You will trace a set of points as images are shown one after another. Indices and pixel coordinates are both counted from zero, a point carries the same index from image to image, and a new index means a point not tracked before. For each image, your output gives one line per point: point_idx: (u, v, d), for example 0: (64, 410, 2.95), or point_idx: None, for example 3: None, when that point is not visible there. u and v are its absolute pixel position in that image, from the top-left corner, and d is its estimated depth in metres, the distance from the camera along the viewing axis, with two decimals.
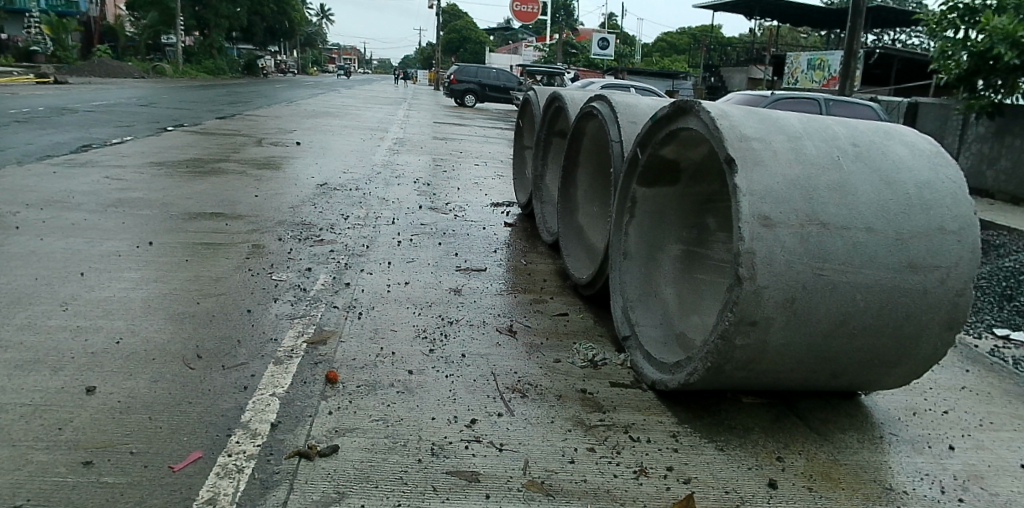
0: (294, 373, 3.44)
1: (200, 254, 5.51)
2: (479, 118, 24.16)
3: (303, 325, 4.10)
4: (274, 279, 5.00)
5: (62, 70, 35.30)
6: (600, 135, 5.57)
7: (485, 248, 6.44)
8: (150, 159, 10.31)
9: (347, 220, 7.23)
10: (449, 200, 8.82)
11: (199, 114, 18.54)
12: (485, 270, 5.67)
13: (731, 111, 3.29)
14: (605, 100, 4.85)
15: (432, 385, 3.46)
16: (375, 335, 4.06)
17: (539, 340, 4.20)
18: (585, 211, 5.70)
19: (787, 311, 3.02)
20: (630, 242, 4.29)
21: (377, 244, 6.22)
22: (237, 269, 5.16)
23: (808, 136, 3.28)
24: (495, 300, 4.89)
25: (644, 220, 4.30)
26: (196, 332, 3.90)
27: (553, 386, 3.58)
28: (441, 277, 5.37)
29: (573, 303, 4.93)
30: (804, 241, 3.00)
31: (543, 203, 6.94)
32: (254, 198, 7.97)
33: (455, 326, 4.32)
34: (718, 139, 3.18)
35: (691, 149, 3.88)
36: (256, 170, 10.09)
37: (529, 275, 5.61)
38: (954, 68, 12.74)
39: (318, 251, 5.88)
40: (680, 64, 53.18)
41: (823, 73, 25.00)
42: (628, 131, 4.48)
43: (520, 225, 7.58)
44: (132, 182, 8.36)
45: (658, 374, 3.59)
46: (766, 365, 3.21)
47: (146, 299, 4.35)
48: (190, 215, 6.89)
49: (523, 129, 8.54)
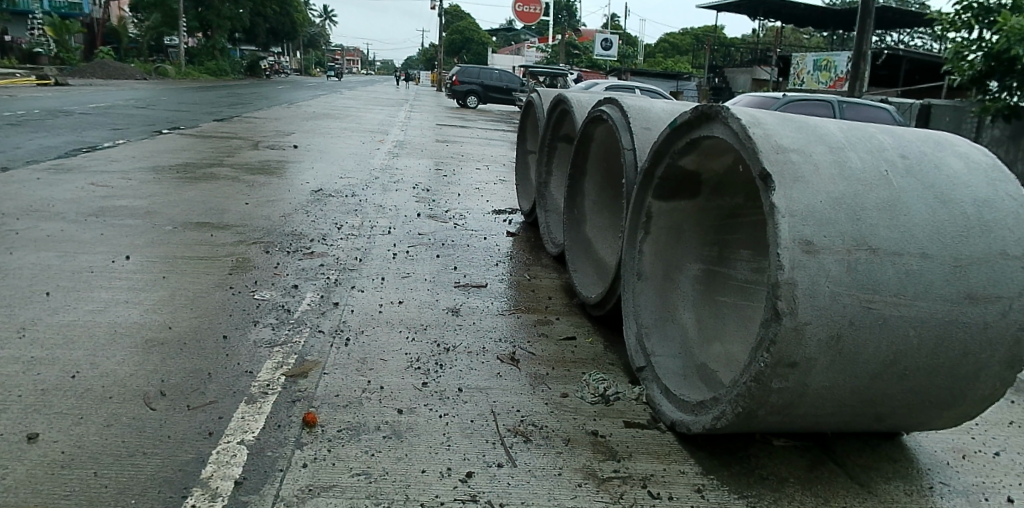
0: (268, 414, 3.06)
1: (181, 269, 5.13)
2: (481, 120, 23.76)
3: (283, 354, 3.71)
4: (256, 298, 4.61)
5: (62, 72, 34.94)
6: (609, 140, 5.14)
7: (486, 261, 6.04)
8: (140, 163, 9.92)
9: (340, 230, 6.84)
10: (449, 207, 8.42)
11: (196, 115, 18.21)
12: (485, 286, 5.27)
13: (763, 118, 2.88)
14: (615, 103, 4.44)
15: (424, 427, 3.07)
16: (362, 365, 3.67)
17: (543, 370, 3.80)
18: (593, 222, 5.30)
19: (831, 350, 2.64)
20: (645, 262, 3.88)
21: (371, 257, 5.83)
22: (217, 286, 4.77)
23: (852, 146, 2.87)
24: (496, 322, 4.49)
25: (660, 237, 3.89)
26: (163, 363, 3.51)
27: (561, 428, 3.20)
28: (438, 295, 4.97)
29: (581, 325, 4.53)
30: (850, 270, 2.61)
31: (547, 212, 6.55)
32: (245, 207, 7.58)
33: (452, 354, 3.91)
34: (750, 151, 2.77)
35: (714, 159, 3.47)
36: (249, 175, 9.70)
37: (532, 292, 5.21)
38: (967, 70, 12.15)
39: (307, 265, 5.48)
40: (683, 65, 52.76)
41: (829, 75, 24.58)
42: (642, 137, 4.06)
43: (523, 234, 7.19)
44: (118, 189, 7.98)
45: (680, 414, 3.20)
46: (804, 409, 2.82)
47: (112, 323, 3.97)
48: (174, 225, 6.51)
49: (526, 132, 8.13)
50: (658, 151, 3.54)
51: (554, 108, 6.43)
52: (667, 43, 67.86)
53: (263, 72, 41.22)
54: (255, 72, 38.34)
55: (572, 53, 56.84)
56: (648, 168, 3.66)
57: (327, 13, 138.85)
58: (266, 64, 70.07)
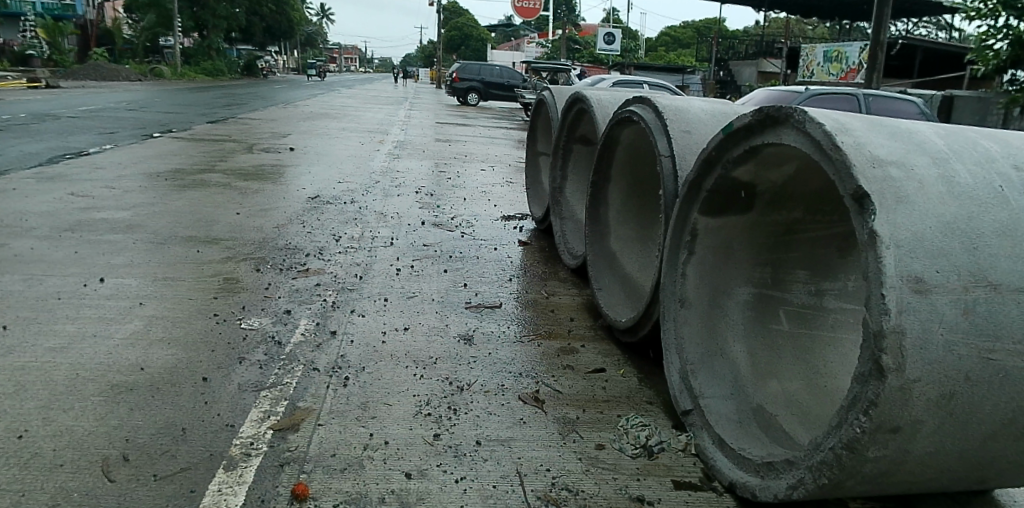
0: (250, 486, 2.55)
1: (160, 293, 4.63)
2: (483, 118, 23.24)
3: (272, 400, 3.20)
4: (243, 327, 4.09)
5: (55, 75, 34.43)
6: (638, 144, 4.61)
7: (498, 276, 5.53)
8: (126, 170, 9.40)
9: (339, 242, 6.33)
10: (455, 213, 7.90)
11: (190, 118, 17.67)
12: (499, 306, 4.76)
13: (849, 123, 2.37)
14: (647, 102, 3.94)
15: (436, 498, 2.56)
16: (364, 412, 3.15)
17: (574, 413, 3.29)
18: (618, 234, 4.81)
19: (942, 411, 2.11)
20: (688, 287, 3.36)
21: (372, 274, 5.32)
22: (199, 314, 4.26)
23: (956, 156, 2.34)
24: (515, 352, 3.98)
25: (706, 258, 3.36)
26: (129, 416, 3.00)
27: (600, 493, 2.69)
28: (448, 319, 4.44)
29: (610, 353, 4.03)
30: (969, 313, 2.07)
31: (562, 219, 6.07)
32: (235, 217, 7.06)
33: (466, 395, 3.40)
34: (836, 164, 2.25)
35: (774, 168, 2.95)
36: (242, 181, 9.18)
37: (552, 313, 4.71)
38: (992, 59, 11.65)
39: (301, 285, 4.97)
40: (686, 59, 52.13)
41: (840, 67, 23.99)
42: (682, 143, 3.55)
43: (536, 243, 6.68)
44: (101, 200, 7.46)
45: (741, 473, 2.69)
46: (902, 477, 2.30)
47: (75, 364, 3.46)
48: (157, 240, 6.00)
49: (537, 131, 7.61)
50: (708, 160, 3.03)
51: (570, 107, 5.91)
52: (668, 36, 67.23)
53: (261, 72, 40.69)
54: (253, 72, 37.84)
55: (572, 47, 56.31)
56: (695, 179, 3.14)
57: (324, 12, 137.97)
58: (264, 63, 69.49)
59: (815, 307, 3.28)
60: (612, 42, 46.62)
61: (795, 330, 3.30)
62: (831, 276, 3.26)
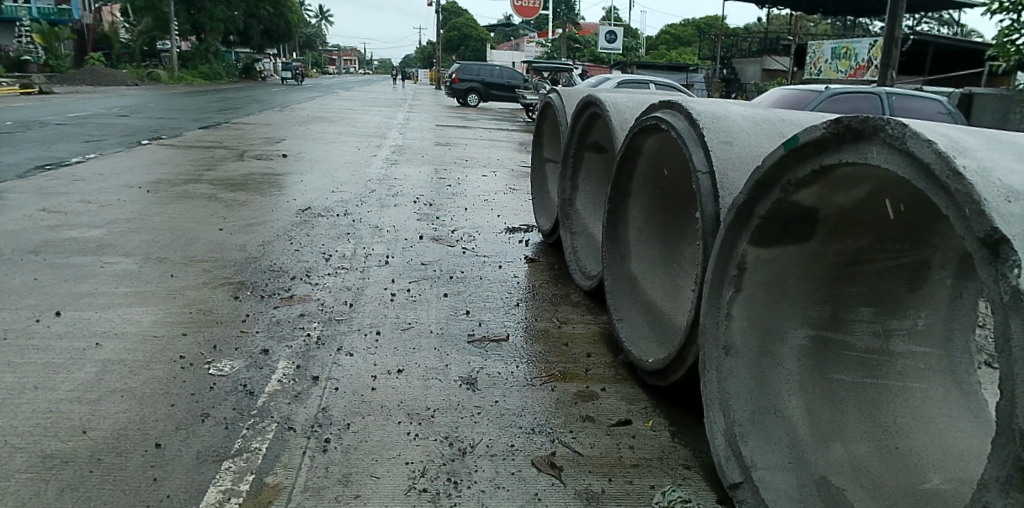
0: None
1: (120, 329, 4.08)
2: (484, 120, 22.70)
3: (234, 476, 2.66)
4: (212, 374, 3.54)
5: (50, 80, 33.92)
6: (662, 154, 4.06)
7: (504, 300, 4.98)
8: (105, 181, 8.85)
9: (329, 261, 5.80)
10: (455, 225, 7.37)
11: (182, 123, 17.11)
12: (506, 338, 4.22)
13: (964, 139, 1.83)
14: (678, 108, 3.41)
15: None
16: (345, 491, 2.61)
17: (598, 484, 2.76)
18: (639, 255, 4.29)
19: None
20: (736, 332, 2.84)
21: (363, 301, 4.79)
22: (161, 355, 3.71)
23: None
24: (526, 400, 3.45)
25: (757, 296, 2.83)
26: (57, 503, 2.46)
27: None
28: (448, 357, 3.89)
29: (636, 398, 3.51)
30: None
31: (572, 234, 5.56)
32: (218, 234, 6.53)
33: (469, 460, 2.87)
34: (956, 198, 1.71)
35: (847, 188, 2.42)
36: (229, 192, 8.64)
37: (565, 345, 4.18)
38: (1014, 54, 11.06)
39: (283, 316, 4.41)
40: (688, 57, 51.54)
41: (849, 64, 23.39)
42: (722, 157, 3.01)
43: (544, 259, 6.15)
44: (73, 216, 6.91)
45: None
46: None
47: (6, 428, 2.93)
48: (128, 263, 5.46)
49: (543, 136, 7.08)
50: (763, 181, 2.52)
51: (581, 112, 5.37)
52: (669, 34, 66.67)
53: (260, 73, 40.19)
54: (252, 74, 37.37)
55: (573, 47, 55.84)
56: (746, 204, 2.61)
57: (323, 13, 136.95)
58: (263, 66, 68.98)
59: (883, 353, 2.78)
60: (614, 40, 45.99)
61: (859, 380, 2.79)
62: (898, 313, 2.77)
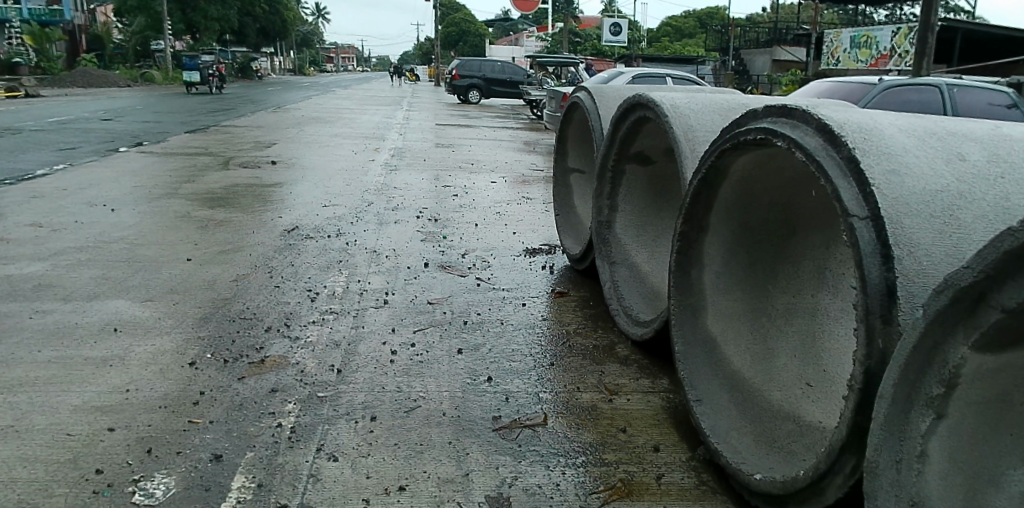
0: None
1: (27, 423, 3.04)
2: (487, 118, 21.68)
3: None
4: (135, 503, 2.50)
5: (40, 84, 32.86)
6: (754, 174, 3.02)
7: (533, 357, 3.93)
8: (65, 199, 7.80)
9: (313, 301, 4.76)
10: (465, 246, 6.32)
11: (167, 127, 16.05)
12: (544, 423, 3.18)
13: None
14: (800, 116, 2.38)
15: None
16: None
17: None
18: (717, 310, 3.25)
19: None
20: (931, 480, 1.79)
21: (353, 363, 3.75)
22: (69, 472, 2.68)
23: None
24: None
25: (966, 424, 1.78)
26: None
27: None
28: (468, 460, 2.85)
29: None
30: None
31: (612, 266, 4.52)
32: (184, 266, 5.47)
33: None
34: None
35: None
36: (206, 209, 7.59)
37: (623, 431, 3.14)
38: None
39: (250, 393, 3.37)
40: (693, 48, 50.36)
41: (869, 53, 22.32)
42: (891, 199, 2.00)
43: (575, 292, 5.11)
44: (12, 246, 5.83)
45: None
46: None
47: None
48: (64, 311, 4.41)
49: (568, 140, 6.03)
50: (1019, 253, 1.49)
51: (621, 117, 4.30)
52: (672, 25, 65.42)
53: (219, 86, 32.95)
54: (210, 81, 32.13)
55: (574, 40, 54.74)
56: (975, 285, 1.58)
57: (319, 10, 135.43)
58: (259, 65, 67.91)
59: None
60: (617, 33, 44.89)
61: None
62: None
